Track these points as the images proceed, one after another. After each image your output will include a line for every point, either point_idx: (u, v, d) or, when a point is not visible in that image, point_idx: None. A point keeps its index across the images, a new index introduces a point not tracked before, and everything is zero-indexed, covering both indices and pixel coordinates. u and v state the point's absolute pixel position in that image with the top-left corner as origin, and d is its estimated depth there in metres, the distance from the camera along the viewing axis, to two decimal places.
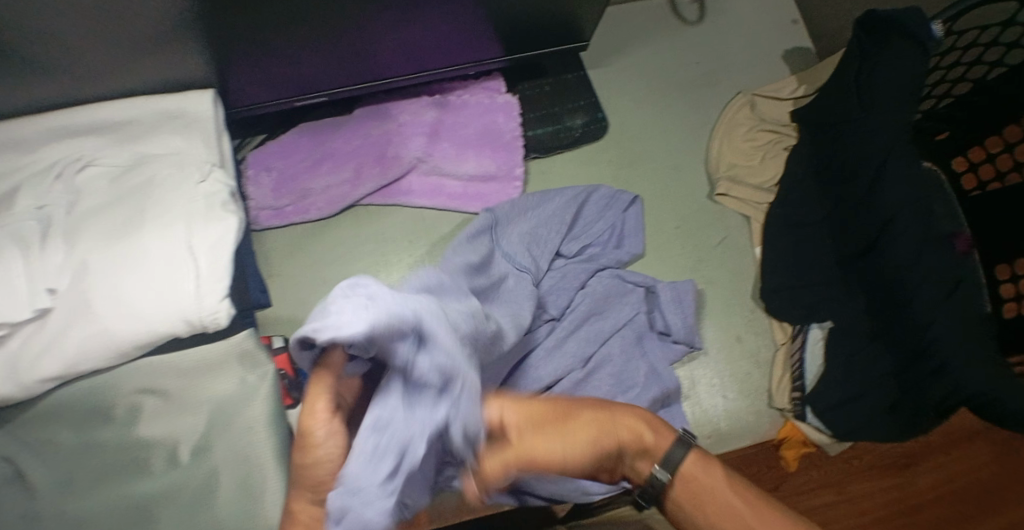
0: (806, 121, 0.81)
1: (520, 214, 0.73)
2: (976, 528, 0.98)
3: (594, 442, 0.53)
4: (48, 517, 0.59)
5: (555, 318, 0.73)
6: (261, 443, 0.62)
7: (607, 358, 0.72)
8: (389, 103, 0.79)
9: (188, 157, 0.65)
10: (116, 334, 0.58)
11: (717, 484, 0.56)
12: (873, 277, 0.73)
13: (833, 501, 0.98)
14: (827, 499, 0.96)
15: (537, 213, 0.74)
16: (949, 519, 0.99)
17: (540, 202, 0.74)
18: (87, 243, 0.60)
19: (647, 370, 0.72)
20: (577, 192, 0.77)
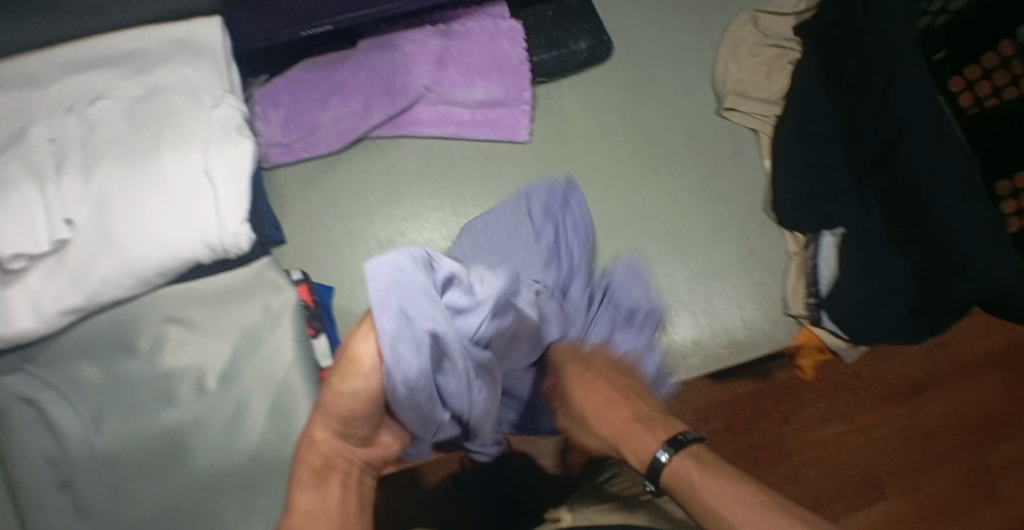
0: (812, 32, 0.81)
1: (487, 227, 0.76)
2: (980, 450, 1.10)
3: (628, 424, 0.64)
4: (76, 454, 0.58)
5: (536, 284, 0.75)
6: (290, 367, 0.62)
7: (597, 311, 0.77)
8: (392, 33, 0.78)
9: (199, 86, 0.64)
10: (141, 261, 0.59)
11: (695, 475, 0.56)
12: (885, 182, 0.75)
13: (845, 432, 1.09)
14: (838, 429, 1.08)
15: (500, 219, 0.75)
16: (954, 443, 1.10)
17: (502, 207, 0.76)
18: (104, 173, 0.60)
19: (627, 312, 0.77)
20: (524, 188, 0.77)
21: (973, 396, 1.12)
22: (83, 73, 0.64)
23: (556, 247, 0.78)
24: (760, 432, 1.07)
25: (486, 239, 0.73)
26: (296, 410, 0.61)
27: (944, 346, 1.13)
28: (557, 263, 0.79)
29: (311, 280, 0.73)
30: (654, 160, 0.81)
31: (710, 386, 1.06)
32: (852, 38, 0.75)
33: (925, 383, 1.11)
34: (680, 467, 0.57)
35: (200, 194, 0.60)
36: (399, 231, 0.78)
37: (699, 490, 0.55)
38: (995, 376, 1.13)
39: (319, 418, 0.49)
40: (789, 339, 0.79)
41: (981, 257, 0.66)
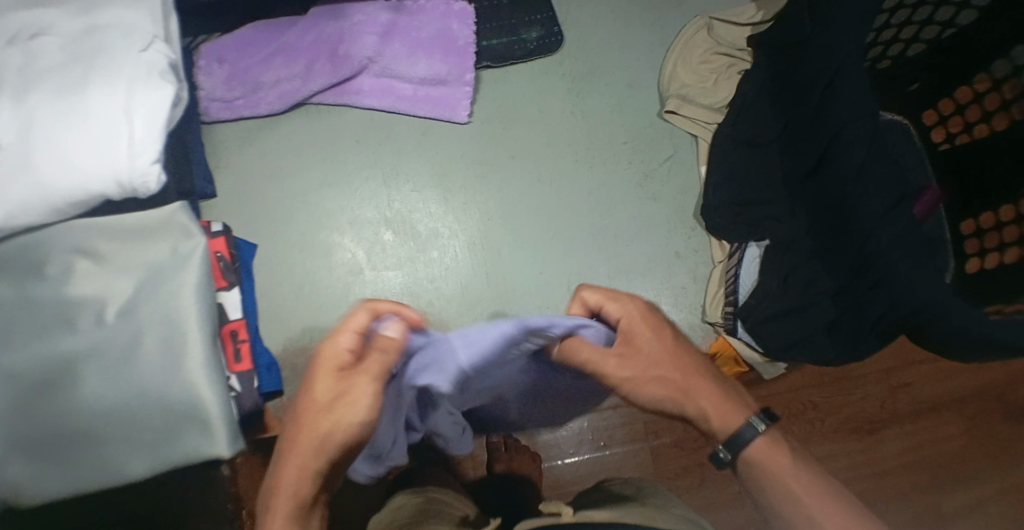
0: (763, 44, 0.81)
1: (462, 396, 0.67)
2: (939, 495, 1.02)
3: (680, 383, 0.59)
4: None
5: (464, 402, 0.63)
6: (189, 307, 0.64)
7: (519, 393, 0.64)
8: (345, 3, 0.79)
9: (134, 29, 0.66)
10: (53, 188, 0.60)
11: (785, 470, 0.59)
12: (816, 194, 0.74)
13: None
14: None
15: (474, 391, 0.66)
16: (915, 485, 1.03)
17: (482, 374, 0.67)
18: (31, 102, 0.61)
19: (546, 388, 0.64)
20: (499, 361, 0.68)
21: (930, 440, 1.04)
22: (31, 9, 0.66)
23: (481, 229, 0.79)
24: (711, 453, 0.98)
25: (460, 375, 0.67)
26: (189, 351, 0.63)
27: (907, 385, 1.05)
28: (481, 246, 0.79)
29: (232, 233, 0.73)
30: (596, 149, 0.84)
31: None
32: (797, 48, 0.75)
33: (879, 421, 1.04)
34: (761, 450, 0.59)
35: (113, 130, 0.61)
36: (331, 197, 0.79)
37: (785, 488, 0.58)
38: (956, 422, 1.05)
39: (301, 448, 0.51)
40: (704, 344, 0.81)
41: (899, 275, 0.64)
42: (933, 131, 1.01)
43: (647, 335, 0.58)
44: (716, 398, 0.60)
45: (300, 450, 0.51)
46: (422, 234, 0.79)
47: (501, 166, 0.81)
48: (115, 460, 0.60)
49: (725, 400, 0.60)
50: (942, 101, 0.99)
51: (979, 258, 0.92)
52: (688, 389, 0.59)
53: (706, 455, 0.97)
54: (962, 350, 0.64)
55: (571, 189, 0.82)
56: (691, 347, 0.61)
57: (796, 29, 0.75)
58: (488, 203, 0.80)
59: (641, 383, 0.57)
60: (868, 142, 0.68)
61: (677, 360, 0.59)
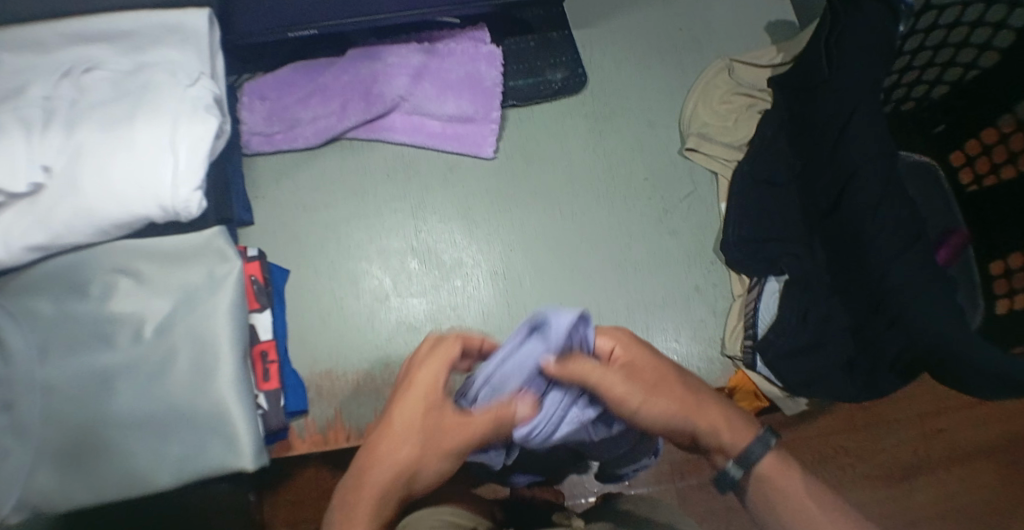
0: (782, 86, 0.85)
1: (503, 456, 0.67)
2: None
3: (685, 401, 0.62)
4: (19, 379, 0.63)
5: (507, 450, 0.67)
6: (220, 327, 0.67)
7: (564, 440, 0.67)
8: (379, 45, 0.84)
9: (181, 65, 0.70)
10: (98, 211, 0.64)
11: (794, 489, 0.62)
12: (834, 232, 0.77)
13: None
14: None
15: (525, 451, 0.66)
16: None
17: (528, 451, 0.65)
18: (82, 131, 0.66)
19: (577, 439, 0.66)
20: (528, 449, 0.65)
21: (966, 489, 1.01)
22: (88, 44, 0.71)
23: (502, 260, 0.82)
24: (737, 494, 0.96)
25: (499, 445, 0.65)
26: (217, 367, 0.66)
27: (941, 431, 1.02)
28: (501, 278, 0.81)
29: (267, 259, 0.77)
30: (615, 186, 0.86)
31: None
32: (815, 90, 0.79)
33: (914, 468, 1.01)
34: (769, 467, 0.63)
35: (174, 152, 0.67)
36: (360, 228, 0.82)
37: (779, 496, 0.62)
38: (992, 472, 1.01)
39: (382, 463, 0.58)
40: (723, 379, 0.81)
41: (913, 310, 0.66)
42: (961, 173, 1.01)
43: (650, 363, 0.63)
44: (722, 412, 0.64)
45: (385, 460, 0.58)
46: (446, 265, 0.81)
47: (525, 201, 0.84)
48: (140, 473, 0.63)
49: (732, 419, 0.65)
50: (970, 141, 0.99)
51: (1009, 299, 0.91)
52: (698, 405, 0.63)
53: (733, 499, 0.96)
54: (984, 390, 0.64)
55: (595, 222, 0.84)
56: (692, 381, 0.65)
57: (814, 73, 0.79)
58: (509, 236, 0.83)
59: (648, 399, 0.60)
60: (880, 181, 0.71)
61: (674, 388, 0.62)
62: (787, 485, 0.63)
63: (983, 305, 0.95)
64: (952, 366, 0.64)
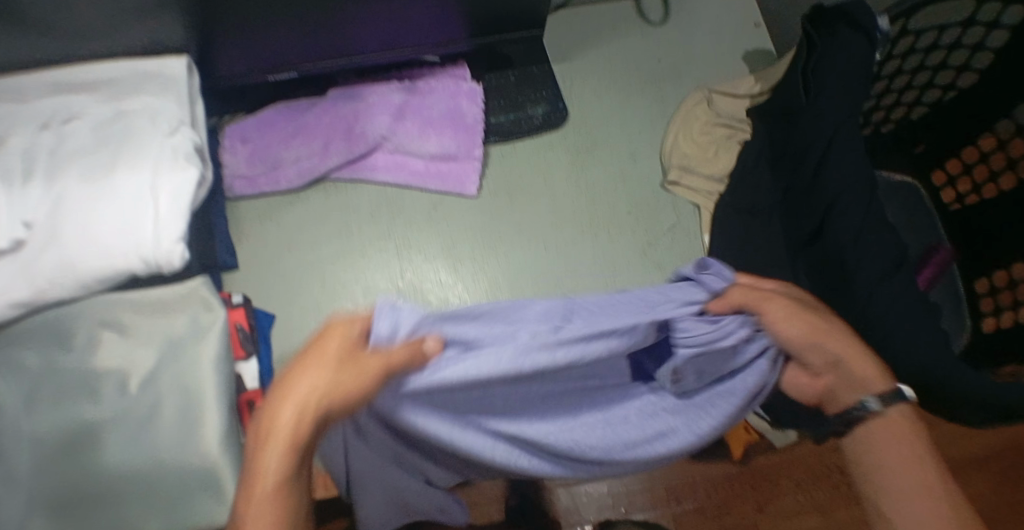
0: (761, 114, 0.85)
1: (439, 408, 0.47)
2: None
3: (810, 331, 0.54)
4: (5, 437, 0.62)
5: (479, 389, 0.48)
6: (205, 377, 0.67)
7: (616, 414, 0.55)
8: (359, 85, 0.84)
9: (162, 112, 0.70)
10: (79, 264, 0.64)
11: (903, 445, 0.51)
12: (816, 259, 0.77)
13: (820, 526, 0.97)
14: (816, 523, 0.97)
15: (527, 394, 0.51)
16: None
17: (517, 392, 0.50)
18: (62, 182, 0.66)
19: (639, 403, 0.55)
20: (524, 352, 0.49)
21: None
22: (67, 94, 0.71)
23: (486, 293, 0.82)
24: (733, 517, 0.96)
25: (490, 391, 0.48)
26: (203, 418, 0.65)
27: (934, 445, 1.02)
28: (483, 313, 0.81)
29: (251, 304, 0.76)
30: (599, 218, 0.86)
31: (688, 463, 0.97)
32: (792, 117, 0.80)
33: None
34: (888, 425, 0.53)
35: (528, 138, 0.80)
36: (345, 268, 0.82)
37: (879, 468, 0.52)
38: (984, 483, 1.01)
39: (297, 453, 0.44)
40: None
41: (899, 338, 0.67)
42: (943, 191, 1.02)
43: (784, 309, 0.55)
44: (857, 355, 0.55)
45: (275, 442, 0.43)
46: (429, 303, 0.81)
47: (508, 235, 0.84)
48: None
49: (869, 362, 0.55)
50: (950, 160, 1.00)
51: (994, 317, 0.92)
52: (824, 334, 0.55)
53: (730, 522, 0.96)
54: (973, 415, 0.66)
55: (576, 256, 0.84)
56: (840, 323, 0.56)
57: (792, 100, 0.80)
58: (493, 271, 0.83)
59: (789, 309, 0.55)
60: (862, 208, 0.71)
61: (805, 317, 0.55)
62: (890, 458, 0.52)
63: (970, 322, 0.96)
64: (940, 391, 0.66)
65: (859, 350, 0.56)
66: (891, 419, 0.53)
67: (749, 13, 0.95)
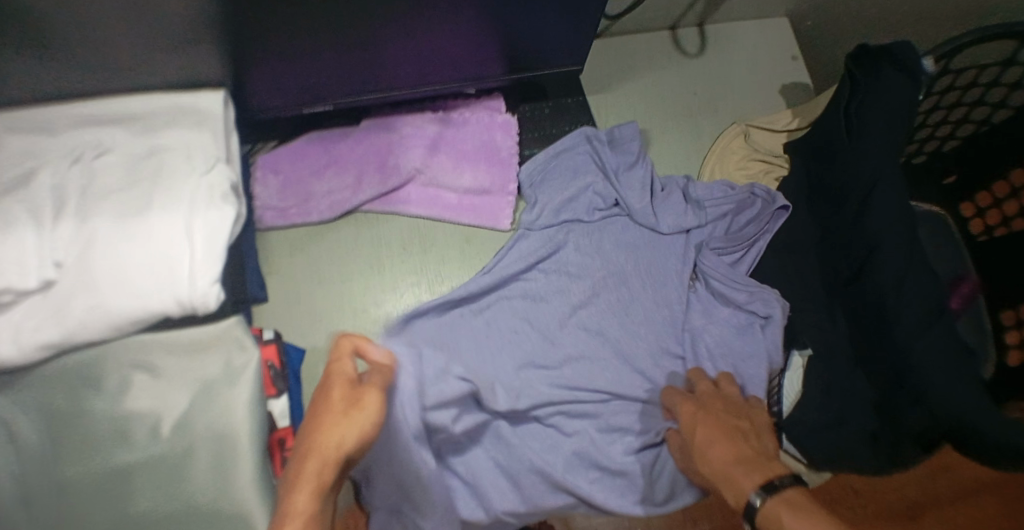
0: (799, 150, 0.85)
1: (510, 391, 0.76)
2: None
3: (719, 444, 0.63)
4: (37, 479, 0.62)
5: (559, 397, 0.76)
6: (240, 422, 0.65)
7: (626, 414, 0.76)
8: (394, 115, 0.83)
9: (198, 150, 0.68)
10: (113, 307, 0.62)
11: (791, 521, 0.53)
12: (855, 302, 0.76)
13: None
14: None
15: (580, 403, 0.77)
16: None
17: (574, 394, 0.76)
18: (95, 221, 0.64)
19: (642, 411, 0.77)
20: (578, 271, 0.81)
21: None
22: (95, 127, 0.69)
23: (508, 318, 0.79)
24: None
25: (560, 381, 0.77)
26: (238, 464, 0.64)
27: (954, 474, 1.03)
28: (490, 340, 0.78)
29: (282, 340, 0.76)
30: None
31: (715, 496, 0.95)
32: (833, 156, 0.79)
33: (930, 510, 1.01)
34: (774, 506, 0.55)
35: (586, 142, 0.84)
36: (376, 304, 0.81)
37: None
38: None
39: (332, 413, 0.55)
40: None
41: (936, 387, 0.66)
42: (971, 224, 0.98)
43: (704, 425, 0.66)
44: (747, 464, 0.60)
45: (305, 474, 0.52)
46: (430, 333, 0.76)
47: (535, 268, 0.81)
48: None
49: (745, 467, 0.59)
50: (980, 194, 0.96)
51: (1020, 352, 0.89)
52: (732, 452, 0.62)
53: None
54: (1010, 466, 0.63)
55: (608, 291, 0.81)
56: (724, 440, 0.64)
57: (832, 138, 0.79)
58: (508, 302, 0.80)
59: (703, 427, 0.66)
60: (898, 250, 0.71)
61: (714, 438, 0.64)
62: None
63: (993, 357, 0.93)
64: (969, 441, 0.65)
65: (727, 463, 0.61)
66: (778, 502, 0.55)
67: (787, 45, 0.94)
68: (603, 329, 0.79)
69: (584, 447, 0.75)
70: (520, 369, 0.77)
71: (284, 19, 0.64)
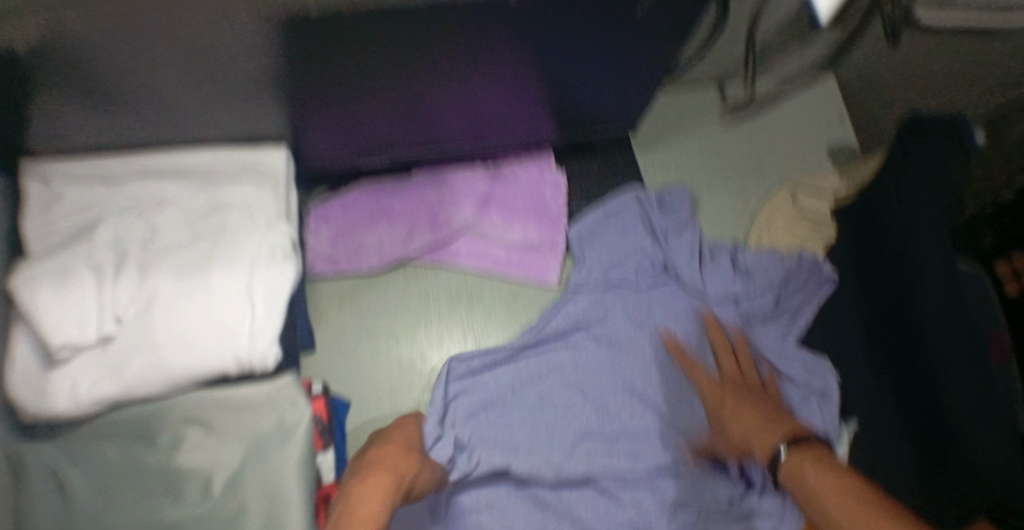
0: (847, 216, 0.85)
1: (546, 455, 0.77)
2: None
3: (754, 423, 0.74)
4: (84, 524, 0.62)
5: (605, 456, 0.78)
6: (292, 482, 0.65)
7: (679, 478, 0.76)
8: (445, 169, 0.84)
9: (259, 208, 0.70)
10: (173, 364, 0.63)
11: (808, 480, 0.65)
12: (903, 373, 0.76)
13: None
14: None
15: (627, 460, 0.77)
16: None
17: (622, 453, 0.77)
18: (157, 276, 0.65)
19: (693, 475, 0.77)
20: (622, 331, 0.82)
21: None
22: (154, 181, 0.69)
23: (543, 380, 0.80)
24: None
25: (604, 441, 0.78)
26: (288, 525, 0.63)
27: None
28: (528, 391, 0.80)
29: (329, 393, 0.76)
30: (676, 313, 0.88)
31: None
32: (882, 224, 0.79)
33: None
34: (794, 471, 0.67)
35: (632, 201, 0.86)
36: (421, 357, 0.82)
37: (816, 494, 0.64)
38: None
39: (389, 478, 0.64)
40: None
41: (985, 469, 0.65)
42: None
43: (732, 398, 0.77)
44: (773, 431, 0.72)
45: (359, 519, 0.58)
46: (466, 384, 0.79)
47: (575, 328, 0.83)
48: None
49: (767, 431, 0.72)
50: None
51: None
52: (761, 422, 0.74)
53: None
54: None
55: (649, 351, 0.82)
56: (756, 411, 0.75)
57: (881, 207, 0.79)
58: (543, 356, 0.81)
59: (733, 402, 0.77)
60: (939, 323, 0.70)
61: (746, 414, 0.75)
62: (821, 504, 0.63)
63: None
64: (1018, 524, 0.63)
65: (761, 431, 0.73)
66: (801, 461, 0.67)
67: (833, 105, 0.98)
68: (644, 389, 0.80)
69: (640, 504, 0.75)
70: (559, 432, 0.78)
71: (352, 87, 0.65)
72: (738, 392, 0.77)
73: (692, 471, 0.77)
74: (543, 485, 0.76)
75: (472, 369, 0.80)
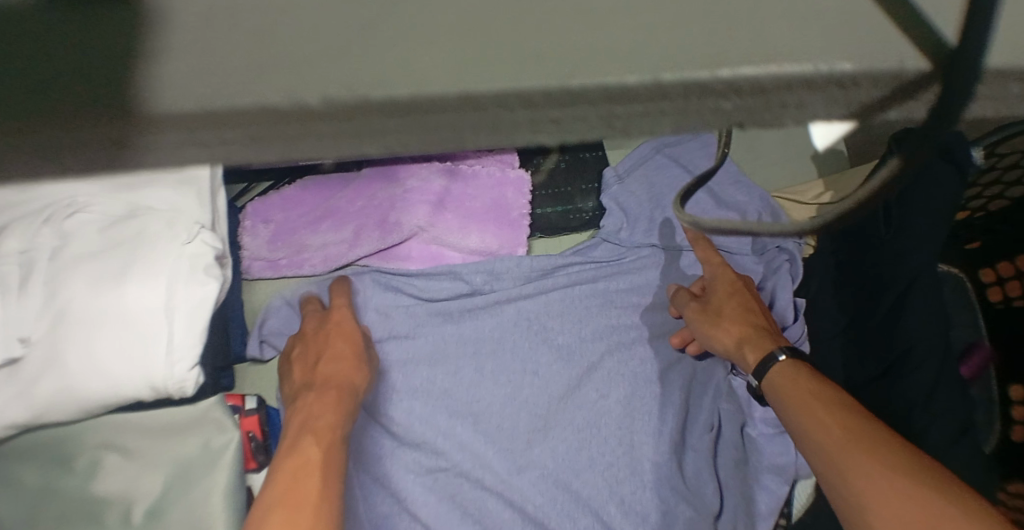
0: (831, 229, 0.82)
1: (485, 457, 0.77)
2: None
3: (738, 332, 0.76)
4: None
5: (545, 462, 0.78)
6: (217, 512, 0.61)
7: (619, 485, 0.77)
8: (400, 165, 0.80)
9: (180, 215, 0.63)
10: (84, 393, 0.57)
11: (790, 389, 0.68)
12: (876, 403, 0.74)
13: None
14: None
15: (566, 459, 0.78)
16: None
17: (563, 455, 0.78)
18: (66, 292, 0.58)
19: (636, 482, 0.77)
20: (566, 338, 0.81)
21: None
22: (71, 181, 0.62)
23: (473, 381, 0.79)
24: None
25: (546, 447, 0.78)
26: None
27: None
28: (462, 388, 0.79)
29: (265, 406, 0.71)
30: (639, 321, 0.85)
31: None
32: (868, 245, 0.76)
33: None
34: (776, 380, 0.70)
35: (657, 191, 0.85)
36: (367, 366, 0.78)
37: (786, 400, 0.68)
38: None
39: (345, 348, 0.72)
40: None
41: None
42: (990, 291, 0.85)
43: (722, 290, 0.79)
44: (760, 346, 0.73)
45: (337, 416, 0.67)
46: (407, 374, 0.78)
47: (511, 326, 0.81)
48: None
49: (752, 352, 0.74)
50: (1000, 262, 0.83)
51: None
52: (741, 346, 0.75)
53: None
54: None
55: (630, 369, 0.81)
56: (743, 297, 0.78)
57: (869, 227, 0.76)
58: (545, 351, 0.81)
59: (715, 272, 0.80)
60: (937, 362, 0.68)
61: (722, 291, 0.79)
62: (809, 415, 0.64)
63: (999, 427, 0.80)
64: None
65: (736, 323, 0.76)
66: (784, 368, 0.70)
67: None
68: (580, 394, 0.80)
69: (576, 508, 0.77)
70: (501, 433, 0.78)
71: None
72: (724, 274, 0.79)
73: (638, 479, 0.78)
74: (487, 486, 0.77)
75: (429, 361, 0.79)
